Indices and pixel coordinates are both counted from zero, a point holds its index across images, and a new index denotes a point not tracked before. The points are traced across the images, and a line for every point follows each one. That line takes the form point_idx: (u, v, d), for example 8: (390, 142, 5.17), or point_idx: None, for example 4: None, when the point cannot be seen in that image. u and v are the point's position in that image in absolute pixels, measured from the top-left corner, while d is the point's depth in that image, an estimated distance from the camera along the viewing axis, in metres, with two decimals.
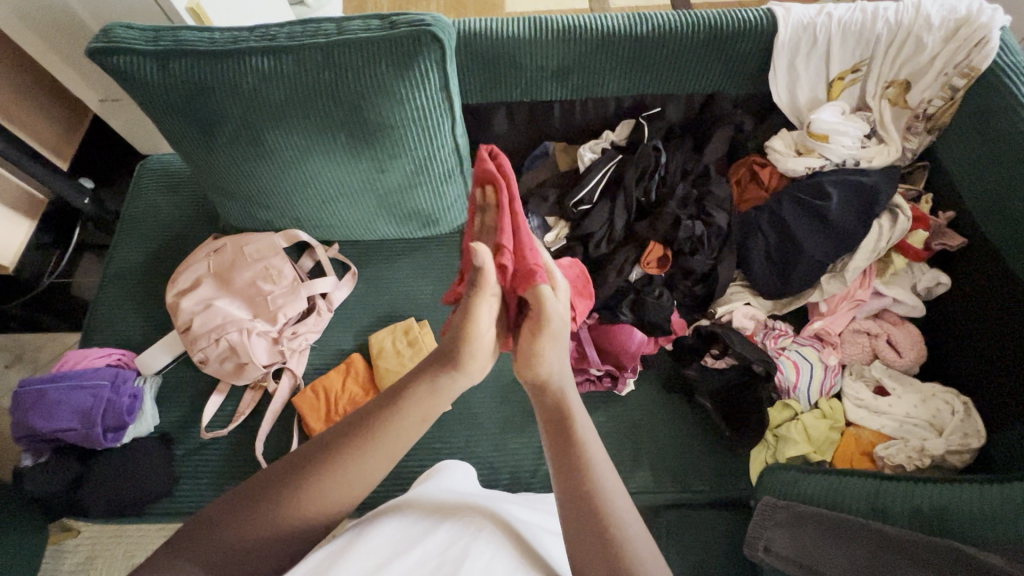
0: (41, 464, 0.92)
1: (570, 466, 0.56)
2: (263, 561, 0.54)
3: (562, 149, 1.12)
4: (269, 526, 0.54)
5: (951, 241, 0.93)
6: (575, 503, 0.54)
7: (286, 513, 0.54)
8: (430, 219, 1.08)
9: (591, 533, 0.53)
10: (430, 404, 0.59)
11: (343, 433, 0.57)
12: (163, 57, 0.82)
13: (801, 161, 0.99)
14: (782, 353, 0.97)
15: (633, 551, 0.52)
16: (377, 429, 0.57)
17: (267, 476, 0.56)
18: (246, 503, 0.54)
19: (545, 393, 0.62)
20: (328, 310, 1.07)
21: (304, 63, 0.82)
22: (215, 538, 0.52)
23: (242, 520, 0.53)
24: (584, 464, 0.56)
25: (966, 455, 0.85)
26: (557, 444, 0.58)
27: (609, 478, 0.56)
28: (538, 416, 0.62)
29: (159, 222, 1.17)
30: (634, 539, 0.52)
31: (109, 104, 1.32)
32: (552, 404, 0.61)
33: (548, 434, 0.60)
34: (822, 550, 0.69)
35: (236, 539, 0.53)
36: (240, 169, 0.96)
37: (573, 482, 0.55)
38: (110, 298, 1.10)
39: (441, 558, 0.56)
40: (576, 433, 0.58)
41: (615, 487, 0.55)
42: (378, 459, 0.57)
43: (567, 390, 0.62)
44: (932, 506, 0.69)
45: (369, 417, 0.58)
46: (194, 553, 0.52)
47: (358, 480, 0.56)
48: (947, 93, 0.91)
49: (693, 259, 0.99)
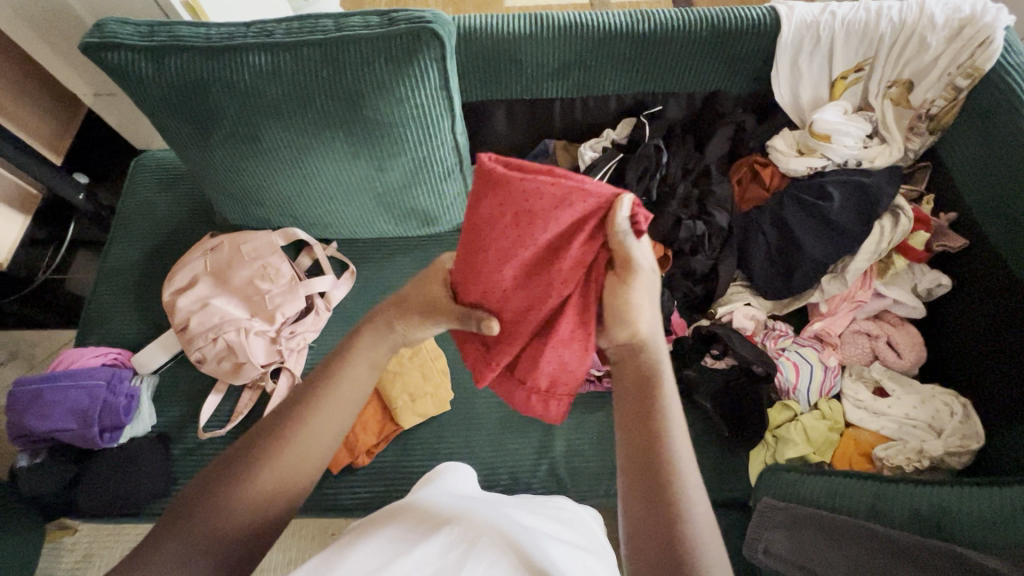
0: (36, 464, 0.91)
1: (645, 439, 0.49)
2: (247, 529, 0.50)
3: (562, 147, 1.10)
4: (246, 491, 0.50)
5: (952, 242, 0.92)
6: (641, 472, 0.48)
7: (262, 474, 0.51)
8: (429, 218, 1.07)
9: (651, 508, 0.46)
10: (375, 350, 0.59)
11: (301, 387, 0.56)
12: (158, 53, 0.81)
13: (802, 162, 0.98)
14: (782, 353, 0.97)
15: (698, 543, 0.45)
16: (333, 372, 0.57)
17: (235, 447, 0.53)
18: (219, 474, 0.51)
19: (634, 353, 0.55)
20: (326, 310, 1.06)
21: (303, 60, 0.81)
22: (196, 514, 0.49)
23: (217, 493, 0.50)
24: (661, 440, 0.49)
25: (965, 457, 0.85)
26: (632, 403, 0.52)
27: (686, 459, 0.49)
28: (618, 380, 0.55)
29: (154, 218, 1.16)
30: (701, 531, 0.46)
31: (103, 99, 1.30)
32: (637, 361, 0.54)
33: (624, 395, 0.53)
34: (821, 552, 0.69)
35: (218, 510, 0.49)
36: (237, 167, 0.95)
37: (644, 460, 0.48)
38: (105, 296, 1.09)
39: (441, 563, 0.56)
40: (659, 406, 0.51)
41: (690, 470, 0.48)
42: (339, 405, 0.55)
43: (657, 352, 0.55)
44: (931, 509, 0.70)
45: (323, 369, 0.57)
46: (172, 533, 0.49)
47: (326, 429, 0.55)
48: (950, 94, 0.91)
49: (694, 260, 0.99)
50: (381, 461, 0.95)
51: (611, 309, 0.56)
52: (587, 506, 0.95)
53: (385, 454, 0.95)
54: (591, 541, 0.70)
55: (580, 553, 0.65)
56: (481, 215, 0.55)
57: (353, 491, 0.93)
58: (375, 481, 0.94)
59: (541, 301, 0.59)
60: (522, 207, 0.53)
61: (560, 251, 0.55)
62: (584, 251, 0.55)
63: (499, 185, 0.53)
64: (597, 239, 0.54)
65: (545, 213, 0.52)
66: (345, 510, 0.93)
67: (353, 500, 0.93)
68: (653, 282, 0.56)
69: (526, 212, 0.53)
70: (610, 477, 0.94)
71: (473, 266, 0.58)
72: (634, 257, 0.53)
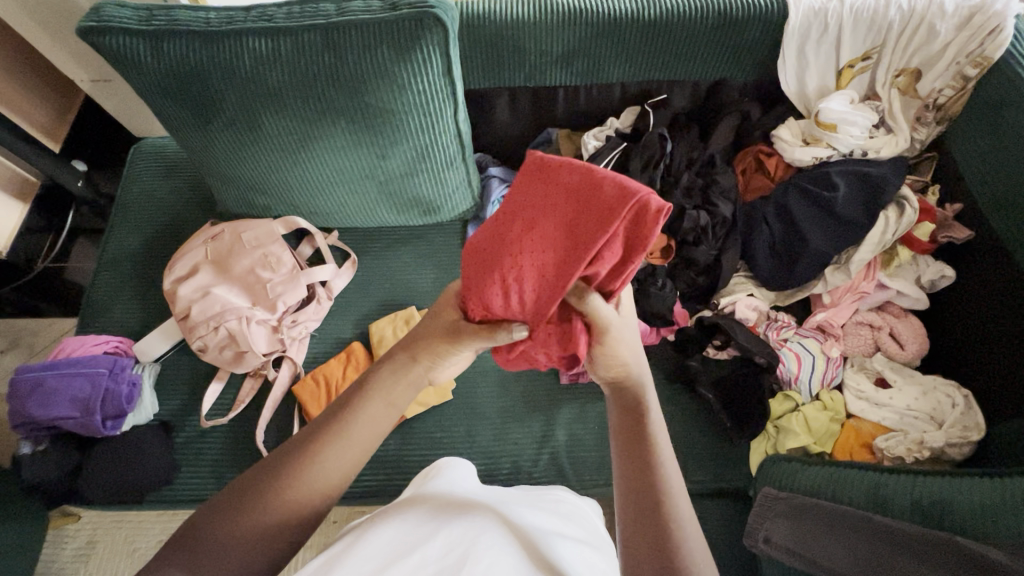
0: (40, 451, 0.92)
1: (639, 460, 0.54)
2: (250, 563, 0.52)
3: (566, 136, 1.09)
4: (254, 521, 0.52)
5: (957, 233, 0.91)
6: (638, 494, 0.53)
7: (271, 507, 0.53)
8: (430, 207, 1.06)
9: (648, 526, 0.51)
10: (395, 390, 0.61)
11: (317, 424, 0.58)
12: (156, 38, 0.79)
13: (808, 152, 0.97)
14: (784, 344, 0.96)
15: (690, 555, 0.50)
16: (347, 412, 0.58)
17: (249, 473, 0.55)
18: (230, 500, 0.54)
19: (624, 387, 0.59)
20: (329, 298, 1.05)
21: (304, 46, 0.80)
22: (207, 538, 0.51)
23: (226, 518, 0.52)
24: (653, 464, 0.54)
25: (965, 449, 0.85)
26: (626, 432, 0.57)
27: (677, 488, 0.53)
28: (610, 409, 0.60)
29: (154, 206, 1.15)
30: (694, 546, 0.50)
31: (101, 85, 1.29)
32: (627, 393, 0.59)
33: (618, 425, 0.58)
34: (822, 543, 0.70)
35: (227, 537, 0.52)
36: (238, 155, 0.94)
37: (640, 481, 0.53)
38: (105, 285, 1.08)
39: (442, 562, 0.56)
40: (649, 431, 0.56)
41: (680, 490, 0.53)
42: (351, 443, 0.57)
43: (645, 384, 0.59)
44: (931, 500, 0.70)
45: (336, 408, 0.59)
46: (178, 556, 0.50)
47: (335, 471, 0.56)
48: (959, 83, 0.90)
49: (697, 251, 0.98)
50: (383, 450, 0.95)
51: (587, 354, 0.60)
52: (589, 495, 0.95)
53: (388, 443, 0.95)
54: (590, 535, 0.70)
55: (580, 547, 0.66)
56: (518, 197, 0.61)
57: (354, 479, 0.93)
58: (378, 469, 0.94)
59: (549, 263, 0.56)
60: (554, 183, 0.58)
61: (577, 219, 0.55)
62: (600, 220, 0.53)
63: (543, 167, 0.60)
64: (612, 211, 0.53)
65: (574, 190, 0.56)
66: (348, 498, 0.93)
67: (356, 488, 0.93)
68: (625, 326, 0.60)
69: (559, 187, 0.57)
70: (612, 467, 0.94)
71: (497, 248, 0.60)
72: (600, 314, 0.57)
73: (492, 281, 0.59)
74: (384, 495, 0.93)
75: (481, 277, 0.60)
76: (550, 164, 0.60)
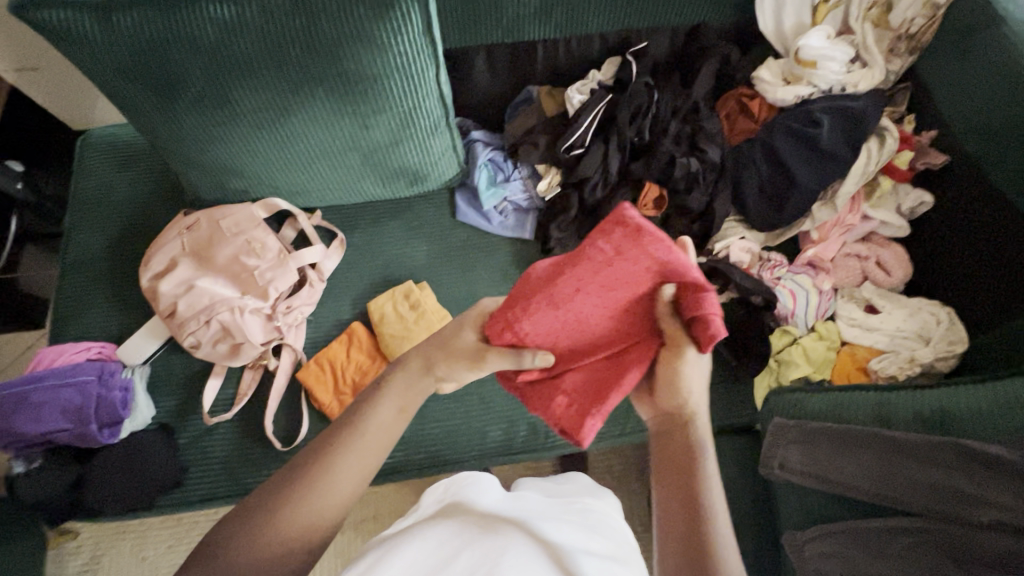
0: (33, 469, 0.87)
1: (683, 464, 0.56)
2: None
3: (547, 93, 1.06)
4: (269, 533, 0.52)
5: (934, 159, 0.95)
6: (684, 502, 0.54)
7: (284, 521, 0.53)
8: (416, 176, 1.02)
9: (692, 543, 0.51)
10: (408, 398, 0.62)
11: (331, 433, 0.58)
12: (104, 8, 0.72)
13: (790, 90, 0.99)
14: (778, 283, 0.99)
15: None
16: (357, 420, 0.59)
17: (262, 490, 0.55)
18: (245, 516, 0.53)
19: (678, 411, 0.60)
20: (320, 281, 1.01)
21: (271, 11, 0.74)
22: (221, 556, 0.51)
23: (240, 536, 0.52)
24: (696, 470, 0.55)
25: (951, 360, 0.91)
26: (675, 453, 0.58)
27: (719, 504, 0.54)
28: (659, 424, 0.62)
29: (117, 202, 1.07)
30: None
31: (27, 74, 1.17)
32: (679, 420, 0.60)
33: (665, 436, 0.60)
34: (834, 462, 0.75)
35: (242, 557, 0.51)
36: (208, 135, 0.88)
37: (682, 483, 0.55)
38: (73, 290, 1.01)
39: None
40: (698, 446, 0.57)
41: (725, 524, 0.52)
42: (360, 451, 0.57)
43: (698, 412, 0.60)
44: (933, 410, 0.74)
45: (349, 416, 0.60)
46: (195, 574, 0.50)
47: (346, 480, 0.56)
48: (929, 11, 0.92)
49: (690, 198, 0.99)
50: None
51: (660, 378, 0.61)
52: (605, 447, 0.98)
53: None
54: (619, 549, 0.63)
55: (610, 563, 0.59)
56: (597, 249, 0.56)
57: None
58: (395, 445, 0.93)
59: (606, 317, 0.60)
60: (642, 255, 0.56)
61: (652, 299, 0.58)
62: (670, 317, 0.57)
63: (635, 235, 0.55)
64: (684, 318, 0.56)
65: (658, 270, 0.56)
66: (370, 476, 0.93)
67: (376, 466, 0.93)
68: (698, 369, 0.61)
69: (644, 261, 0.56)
70: (626, 417, 0.96)
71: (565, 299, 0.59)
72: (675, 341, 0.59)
73: (548, 322, 0.61)
74: (404, 470, 0.93)
75: (536, 314, 0.60)
76: (642, 231, 0.55)
